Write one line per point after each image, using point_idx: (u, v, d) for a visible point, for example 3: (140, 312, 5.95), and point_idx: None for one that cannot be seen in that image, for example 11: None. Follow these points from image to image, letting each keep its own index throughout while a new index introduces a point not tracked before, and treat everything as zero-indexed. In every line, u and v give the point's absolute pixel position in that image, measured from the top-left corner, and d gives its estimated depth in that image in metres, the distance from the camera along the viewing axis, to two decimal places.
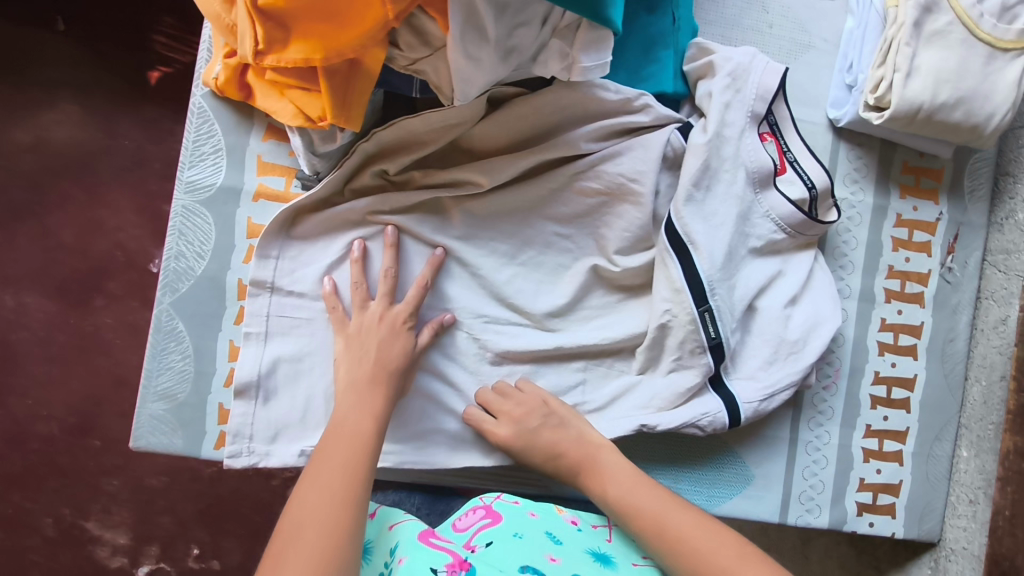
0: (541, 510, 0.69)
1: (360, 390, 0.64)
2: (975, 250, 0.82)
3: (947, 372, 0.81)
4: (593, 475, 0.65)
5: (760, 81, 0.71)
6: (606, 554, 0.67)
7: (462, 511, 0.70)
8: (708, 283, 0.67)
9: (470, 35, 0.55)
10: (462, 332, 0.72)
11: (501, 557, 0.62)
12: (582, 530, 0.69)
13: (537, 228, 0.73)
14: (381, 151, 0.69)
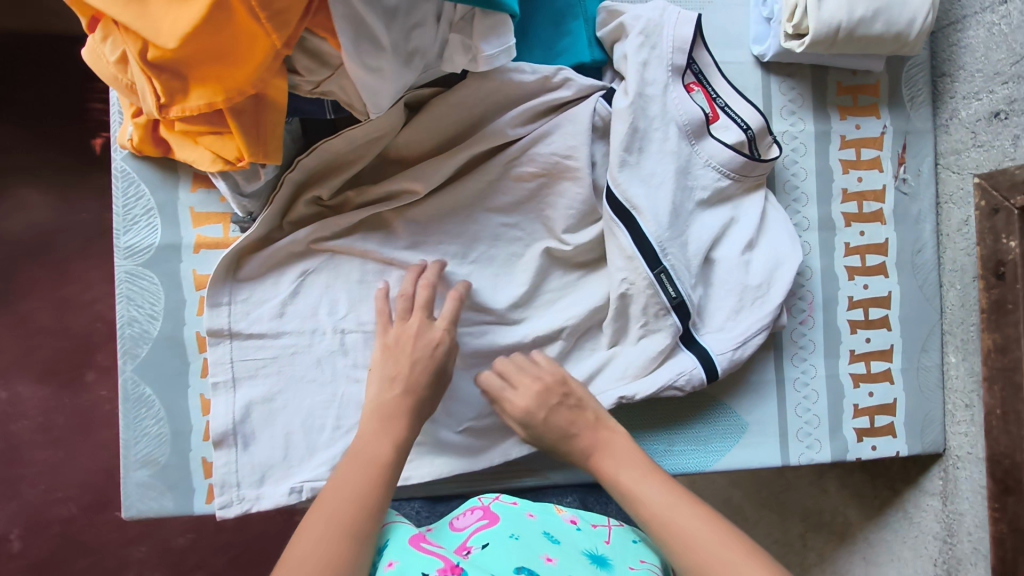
0: (539, 512, 0.69)
1: (385, 416, 0.62)
2: (927, 156, 0.81)
3: (920, 283, 0.81)
4: (612, 471, 0.61)
5: (674, 34, 0.70)
6: (604, 555, 0.63)
7: (460, 512, 0.70)
8: (657, 244, 0.67)
9: (364, 46, 0.55)
10: None
11: (497, 557, 0.59)
12: (581, 530, 0.67)
13: (483, 223, 0.73)
14: (311, 178, 0.69)
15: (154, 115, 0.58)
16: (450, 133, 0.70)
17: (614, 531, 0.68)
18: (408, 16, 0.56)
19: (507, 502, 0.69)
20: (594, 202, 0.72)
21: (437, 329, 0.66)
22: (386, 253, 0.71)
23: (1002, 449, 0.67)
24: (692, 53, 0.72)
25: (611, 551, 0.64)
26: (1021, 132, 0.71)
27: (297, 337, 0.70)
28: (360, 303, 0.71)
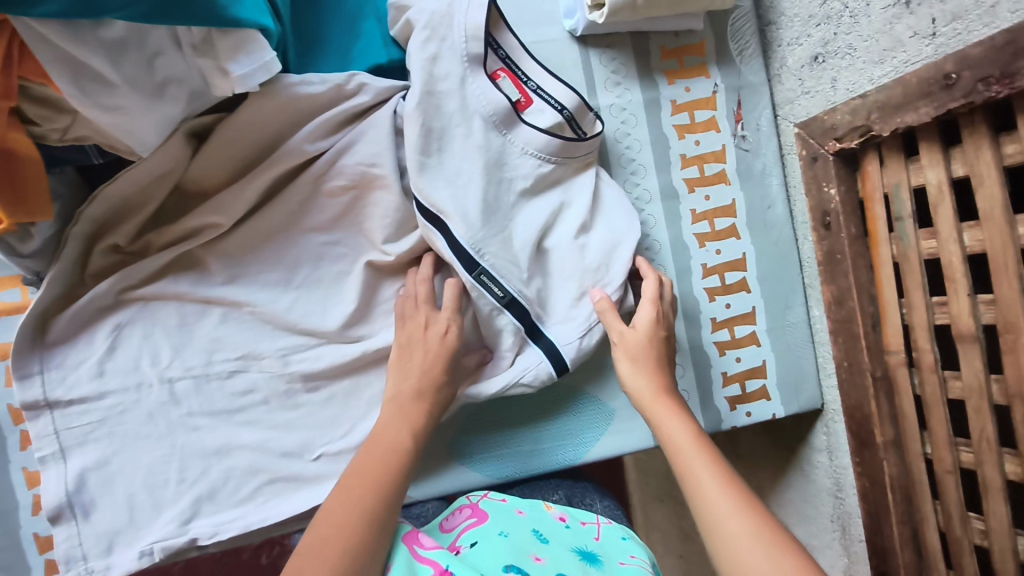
0: (528, 508, 0.69)
1: (401, 403, 0.64)
2: (764, 109, 0.79)
3: (774, 240, 0.79)
4: (663, 424, 0.61)
5: (466, 22, 0.66)
6: (593, 552, 0.63)
7: (448, 513, 0.69)
8: (472, 247, 0.65)
9: (90, 87, 0.50)
10: (254, 371, 0.73)
11: (484, 553, 0.59)
12: (569, 527, 0.68)
13: (302, 245, 0.72)
14: (102, 226, 0.67)
15: None
16: (246, 158, 0.68)
17: (603, 527, 0.69)
18: (142, 48, 0.52)
19: (495, 499, 0.69)
20: (409, 208, 0.70)
21: (444, 317, 0.67)
22: (201, 295, 0.71)
23: (854, 402, 0.66)
24: (493, 38, 0.69)
25: (601, 548, 0.64)
26: (836, 74, 0.68)
27: (122, 395, 0.69)
28: (183, 347, 0.71)
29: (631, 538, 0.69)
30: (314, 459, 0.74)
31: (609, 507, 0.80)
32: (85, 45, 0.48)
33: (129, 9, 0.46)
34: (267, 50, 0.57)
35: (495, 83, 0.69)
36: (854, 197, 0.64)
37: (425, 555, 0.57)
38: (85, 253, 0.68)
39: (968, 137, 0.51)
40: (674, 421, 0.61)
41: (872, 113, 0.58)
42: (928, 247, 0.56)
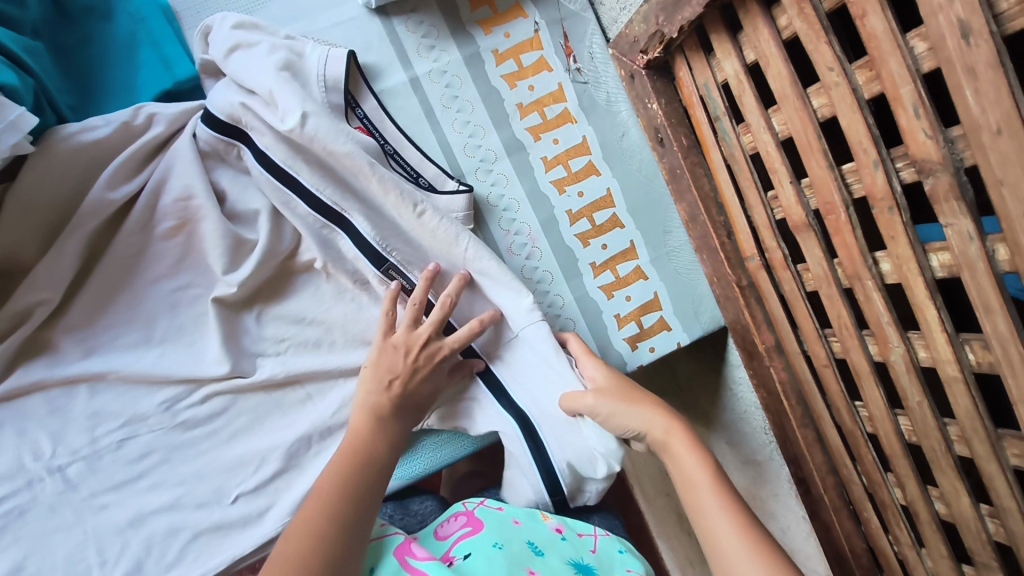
0: (525, 518, 0.60)
1: (381, 417, 0.59)
2: (593, 35, 0.75)
3: (637, 167, 0.75)
4: (677, 459, 0.55)
5: (323, 73, 0.66)
6: (590, 565, 0.55)
7: (444, 519, 0.62)
8: (378, 244, 0.65)
9: None
10: (145, 433, 0.66)
11: (480, 565, 0.52)
12: (566, 539, 0.59)
13: (153, 297, 0.66)
14: None
15: None
16: (52, 224, 0.63)
17: (600, 538, 0.60)
18: None
19: (492, 506, 0.61)
20: (239, 232, 0.66)
21: (449, 343, 0.62)
22: (59, 374, 0.64)
23: (731, 317, 0.63)
24: (353, 96, 0.68)
25: (597, 561, 0.56)
26: None
27: (19, 496, 0.62)
28: (63, 431, 0.64)
29: (629, 551, 0.60)
30: (234, 502, 0.66)
31: (609, 518, 0.69)
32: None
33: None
34: (11, 107, 0.54)
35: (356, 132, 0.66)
36: (678, 105, 0.60)
37: (417, 568, 0.52)
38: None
39: (744, 20, 0.48)
40: (687, 455, 0.55)
41: (659, 16, 0.55)
42: (749, 141, 0.53)
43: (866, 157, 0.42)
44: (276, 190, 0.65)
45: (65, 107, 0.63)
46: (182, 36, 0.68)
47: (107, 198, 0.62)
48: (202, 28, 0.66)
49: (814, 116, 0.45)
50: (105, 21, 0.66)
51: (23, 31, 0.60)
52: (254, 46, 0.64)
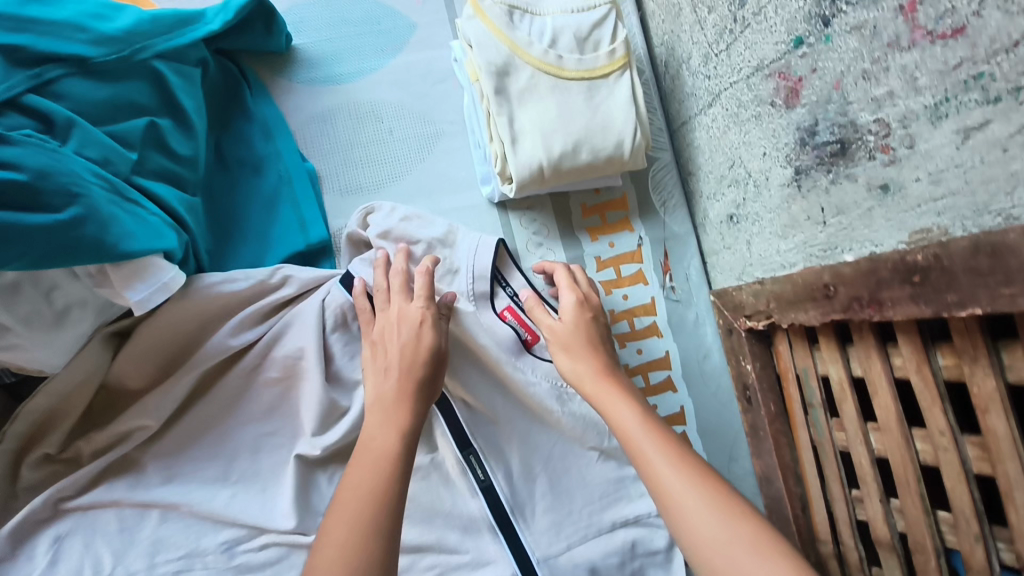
0: None
1: (385, 407, 0.56)
2: (692, 258, 0.79)
3: (712, 390, 0.77)
4: (609, 408, 0.54)
5: (475, 264, 0.71)
6: None
7: None
8: (467, 428, 0.68)
9: None
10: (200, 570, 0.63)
11: None
12: None
13: (240, 438, 0.69)
14: (31, 437, 0.65)
15: None
16: (169, 354, 0.68)
17: None
18: (36, 283, 0.54)
19: None
20: (334, 397, 0.69)
21: (416, 306, 0.63)
22: (138, 499, 0.65)
23: None
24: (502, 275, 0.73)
25: None
26: (750, 237, 0.68)
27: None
28: (126, 552, 0.63)
29: None
30: None
31: None
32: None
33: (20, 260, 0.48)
34: (167, 269, 0.59)
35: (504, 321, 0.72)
36: (771, 370, 0.62)
37: None
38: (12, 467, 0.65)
39: (858, 342, 0.50)
40: (622, 410, 0.54)
41: (770, 302, 0.57)
42: (841, 439, 0.54)
43: (968, 525, 0.43)
44: None
45: (202, 249, 0.67)
46: (322, 200, 0.75)
47: (225, 343, 0.67)
48: (365, 208, 0.73)
49: (915, 457, 0.47)
50: (256, 176, 0.72)
51: (188, 188, 0.65)
52: (412, 245, 0.71)
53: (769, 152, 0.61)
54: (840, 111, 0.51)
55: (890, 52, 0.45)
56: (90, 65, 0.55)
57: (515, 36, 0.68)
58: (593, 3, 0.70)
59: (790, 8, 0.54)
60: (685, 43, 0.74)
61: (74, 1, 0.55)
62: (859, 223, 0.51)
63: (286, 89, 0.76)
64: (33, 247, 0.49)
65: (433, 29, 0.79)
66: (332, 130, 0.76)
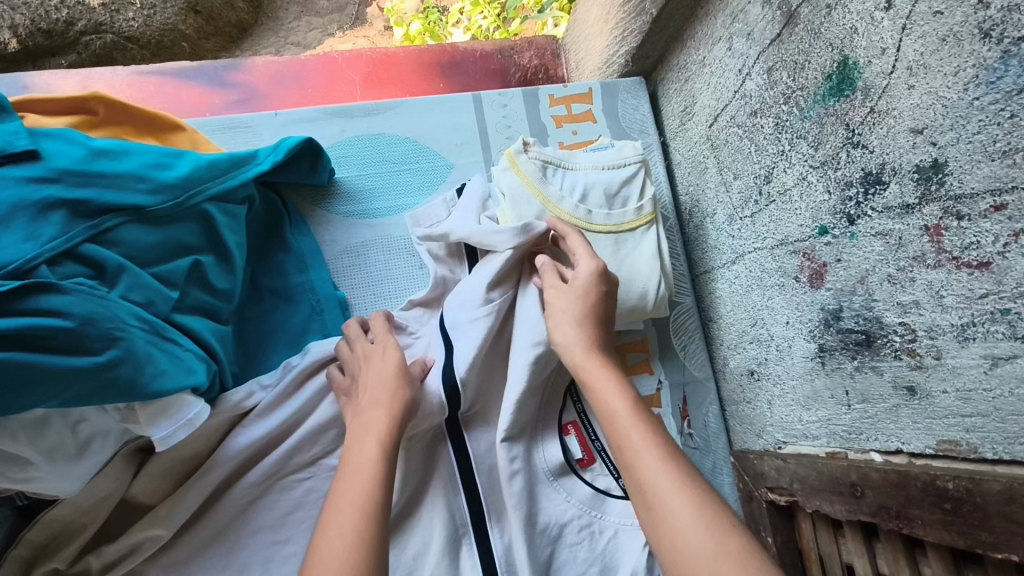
0: None
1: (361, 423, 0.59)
2: (711, 404, 0.78)
3: None
4: (596, 389, 0.57)
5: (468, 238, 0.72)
6: None
7: None
8: (499, 560, 0.68)
9: (8, 465, 0.53)
10: None
11: None
12: None
13: (249, 548, 0.66)
14: (39, 550, 0.63)
15: None
16: (186, 472, 0.68)
17: None
18: (66, 415, 0.55)
19: None
20: None
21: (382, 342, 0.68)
22: None
23: None
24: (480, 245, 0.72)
25: None
26: (771, 397, 0.68)
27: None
28: None
29: None
30: None
31: None
32: (6, 434, 0.51)
33: (54, 399, 0.50)
34: (193, 405, 0.59)
35: (564, 439, 0.76)
36: (793, 546, 0.60)
37: None
38: None
39: (885, 540, 0.48)
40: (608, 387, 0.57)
41: (794, 483, 0.57)
42: None
43: None
44: (449, 480, 0.71)
45: (229, 373, 0.66)
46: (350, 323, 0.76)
47: (243, 450, 0.67)
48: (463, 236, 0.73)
49: None
50: (287, 301, 0.74)
51: (221, 318, 0.66)
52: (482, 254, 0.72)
53: (792, 322, 0.63)
54: (865, 305, 0.53)
55: (916, 265, 0.47)
56: (147, 212, 0.57)
57: (548, 191, 0.72)
58: (622, 161, 0.74)
59: (815, 197, 0.57)
60: (709, 199, 0.77)
61: (139, 152, 0.59)
62: (885, 417, 0.52)
63: (325, 221, 0.79)
64: (70, 387, 0.50)
65: (469, 169, 0.83)
66: (363, 262, 0.78)
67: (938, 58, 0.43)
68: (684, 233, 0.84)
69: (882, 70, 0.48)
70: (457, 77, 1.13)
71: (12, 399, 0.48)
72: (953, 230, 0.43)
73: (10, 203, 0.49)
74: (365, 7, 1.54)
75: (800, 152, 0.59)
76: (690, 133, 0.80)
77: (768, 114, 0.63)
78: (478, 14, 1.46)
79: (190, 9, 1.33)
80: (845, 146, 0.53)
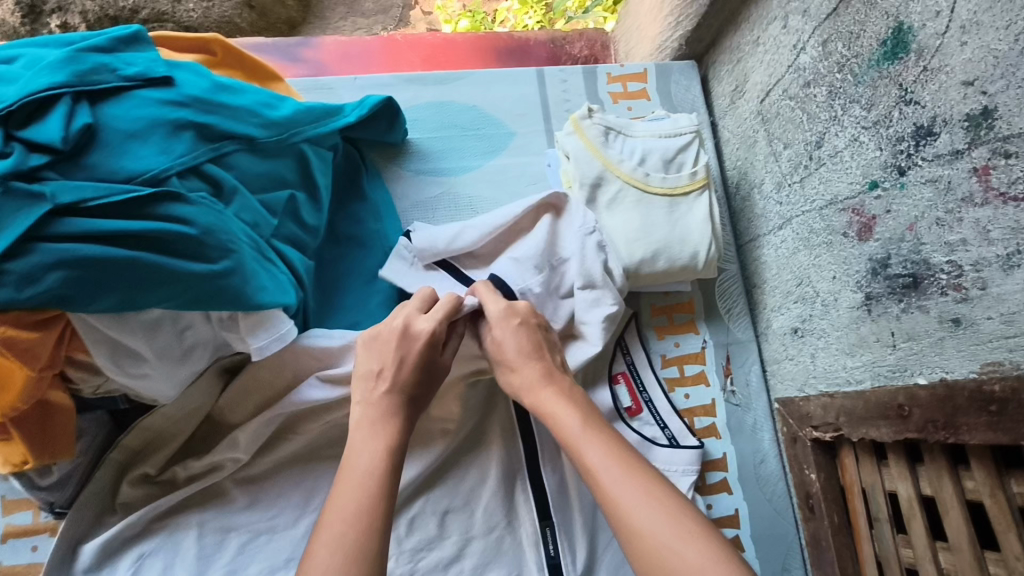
0: None
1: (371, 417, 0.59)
2: (753, 365, 0.83)
3: (770, 497, 0.79)
4: (548, 405, 0.61)
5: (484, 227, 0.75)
6: None
7: None
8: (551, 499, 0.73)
9: (124, 358, 0.59)
10: None
11: None
12: None
13: (323, 468, 0.71)
14: (132, 455, 0.68)
15: None
16: None
17: None
18: (174, 322, 0.60)
19: None
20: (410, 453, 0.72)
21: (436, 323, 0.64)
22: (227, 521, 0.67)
23: None
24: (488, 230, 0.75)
25: None
26: (814, 351, 0.72)
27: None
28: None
29: None
30: None
31: None
32: (126, 329, 0.57)
33: (171, 300, 0.57)
34: (285, 320, 0.64)
35: (612, 389, 0.78)
36: (835, 482, 0.65)
37: None
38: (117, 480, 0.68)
39: (929, 461, 0.53)
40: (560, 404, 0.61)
41: (840, 416, 0.61)
42: (907, 555, 0.56)
43: None
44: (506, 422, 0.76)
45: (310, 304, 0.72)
46: None
47: None
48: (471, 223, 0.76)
49: None
50: (361, 248, 0.79)
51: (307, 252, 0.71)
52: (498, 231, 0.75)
53: (838, 276, 0.67)
54: (913, 249, 0.57)
55: (964, 205, 0.51)
56: (256, 143, 0.63)
57: (608, 154, 0.77)
58: (678, 131, 0.79)
59: (866, 155, 0.62)
60: (758, 171, 0.82)
61: (251, 91, 0.64)
62: (930, 350, 0.56)
63: (397, 177, 0.85)
64: (185, 291, 0.57)
65: (531, 137, 0.88)
66: (432, 216, 0.84)
67: (991, 14, 0.48)
68: (731, 206, 0.89)
69: (935, 32, 0.53)
70: (512, 63, 1.19)
71: (138, 295, 0.55)
72: (1000, 168, 0.48)
73: (148, 119, 0.55)
74: (409, 10, 1.62)
75: (853, 115, 0.64)
76: (740, 111, 0.85)
77: (821, 84, 0.68)
78: (524, 15, 1.54)
79: (247, 4, 1.40)
80: (898, 105, 0.58)
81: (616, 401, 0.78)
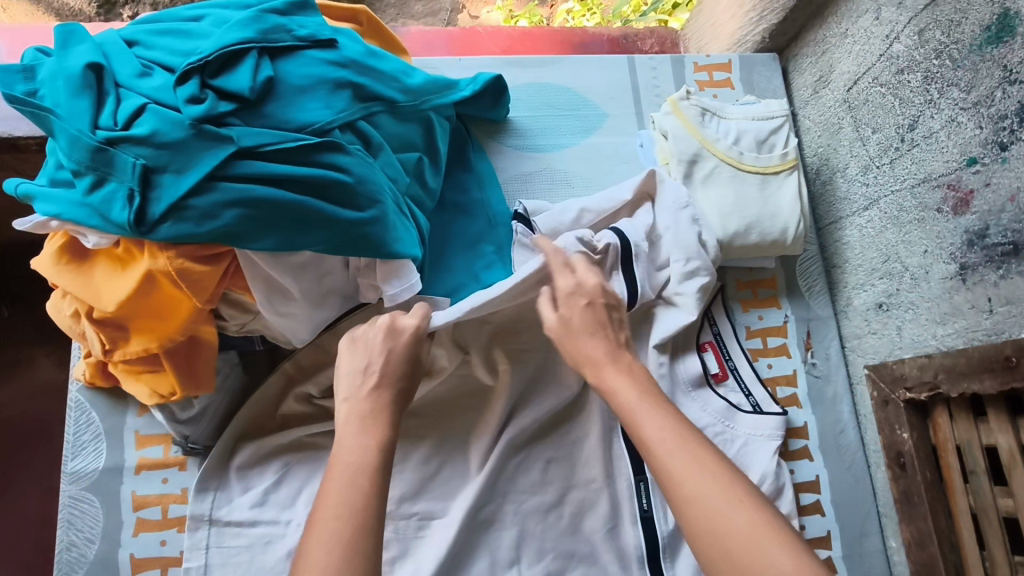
0: None
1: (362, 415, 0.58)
2: (832, 341, 0.87)
3: (848, 465, 0.83)
4: (609, 376, 0.61)
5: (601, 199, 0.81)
6: None
7: None
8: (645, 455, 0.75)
9: (275, 297, 0.64)
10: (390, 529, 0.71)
11: None
12: None
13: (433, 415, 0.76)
14: (263, 394, 0.74)
15: (101, 356, 0.65)
16: None
17: None
18: (317, 268, 0.65)
19: None
20: (514, 405, 0.76)
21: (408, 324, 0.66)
22: None
23: None
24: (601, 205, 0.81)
25: None
26: (901, 323, 0.76)
27: (273, 526, 0.70)
28: None
29: None
30: None
31: None
32: (280, 269, 0.62)
33: (321, 243, 0.61)
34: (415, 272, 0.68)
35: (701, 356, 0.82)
36: (927, 441, 0.69)
37: None
38: (247, 416, 0.74)
39: None
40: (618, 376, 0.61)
41: (939, 374, 0.66)
42: (1006, 504, 0.60)
43: None
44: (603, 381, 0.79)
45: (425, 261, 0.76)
46: None
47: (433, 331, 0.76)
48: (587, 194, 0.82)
49: None
50: (466, 214, 0.83)
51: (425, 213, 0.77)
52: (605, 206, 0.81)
53: (930, 250, 0.71)
54: (1015, 219, 0.61)
55: None
56: (396, 107, 0.68)
57: (705, 133, 0.82)
58: (769, 114, 0.84)
59: (965, 134, 0.67)
60: (842, 156, 0.86)
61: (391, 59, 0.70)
62: None
63: (498, 152, 0.90)
64: (334, 234, 0.61)
65: (622, 120, 0.93)
66: (530, 190, 0.89)
67: None
68: (810, 190, 0.93)
69: None
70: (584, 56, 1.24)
71: (297, 236, 0.60)
72: None
73: (315, 78, 0.61)
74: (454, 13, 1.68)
75: (951, 97, 0.68)
76: (825, 100, 0.90)
77: (917, 70, 0.73)
78: (582, 16, 1.60)
79: None
80: (1002, 85, 0.62)
81: (705, 367, 0.81)
